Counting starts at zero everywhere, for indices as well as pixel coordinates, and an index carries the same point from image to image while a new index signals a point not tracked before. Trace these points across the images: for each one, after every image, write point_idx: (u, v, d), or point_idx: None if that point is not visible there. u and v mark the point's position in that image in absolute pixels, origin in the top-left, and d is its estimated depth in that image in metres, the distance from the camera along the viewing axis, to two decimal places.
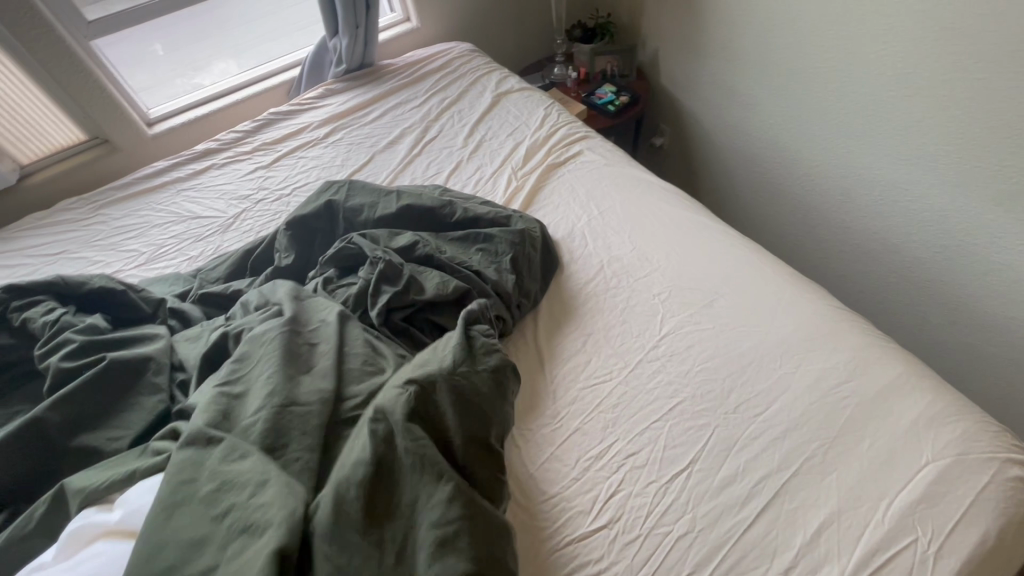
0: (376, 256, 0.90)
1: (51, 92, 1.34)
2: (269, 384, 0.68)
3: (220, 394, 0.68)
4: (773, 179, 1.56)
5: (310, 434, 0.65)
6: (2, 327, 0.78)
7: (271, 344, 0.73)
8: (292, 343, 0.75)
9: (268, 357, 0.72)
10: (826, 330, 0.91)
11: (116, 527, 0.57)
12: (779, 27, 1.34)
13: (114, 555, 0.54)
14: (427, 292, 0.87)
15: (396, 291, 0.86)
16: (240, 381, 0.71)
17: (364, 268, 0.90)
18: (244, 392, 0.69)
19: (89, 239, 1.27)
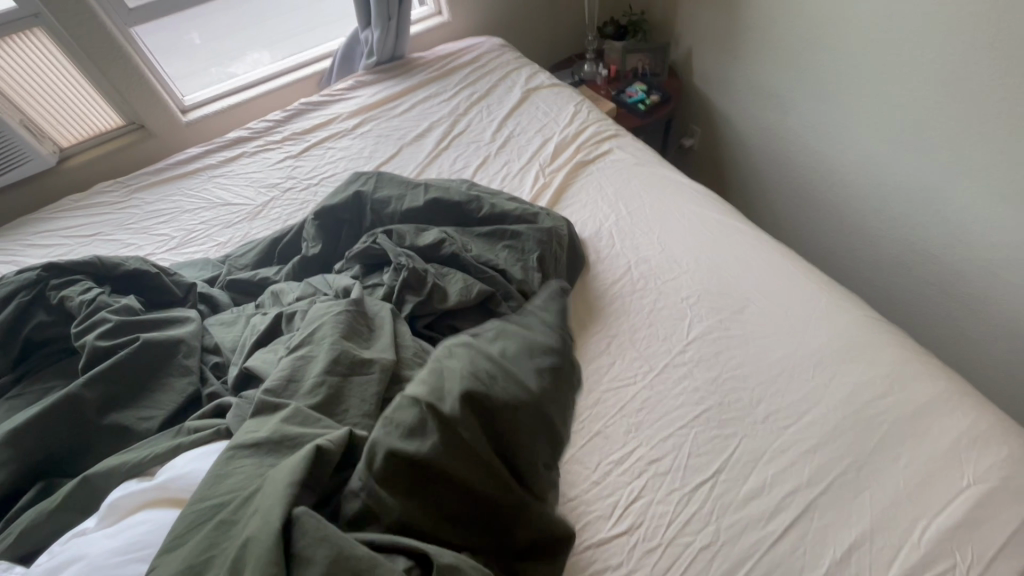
0: (400, 262, 0.88)
1: (91, 78, 1.38)
2: (335, 349, 0.69)
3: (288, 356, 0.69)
4: (809, 184, 1.51)
5: (368, 404, 0.66)
6: (39, 304, 0.79)
7: (336, 315, 0.74)
8: (356, 320, 0.76)
9: (333, 324, 0.72)
10: (863, 342, 0.88)
11: (161, 496, 0.56)
12: (820, 27, 1.30)
13: (155, 524, 0.53)
14: (449, 300, 0.85)
15: (419, 301, 0.85)
16: (305, 344, 0.71)
17: (387, 272, 0.89)
18: (309, 353, 0.70)
19: (123, 222, 1.29)
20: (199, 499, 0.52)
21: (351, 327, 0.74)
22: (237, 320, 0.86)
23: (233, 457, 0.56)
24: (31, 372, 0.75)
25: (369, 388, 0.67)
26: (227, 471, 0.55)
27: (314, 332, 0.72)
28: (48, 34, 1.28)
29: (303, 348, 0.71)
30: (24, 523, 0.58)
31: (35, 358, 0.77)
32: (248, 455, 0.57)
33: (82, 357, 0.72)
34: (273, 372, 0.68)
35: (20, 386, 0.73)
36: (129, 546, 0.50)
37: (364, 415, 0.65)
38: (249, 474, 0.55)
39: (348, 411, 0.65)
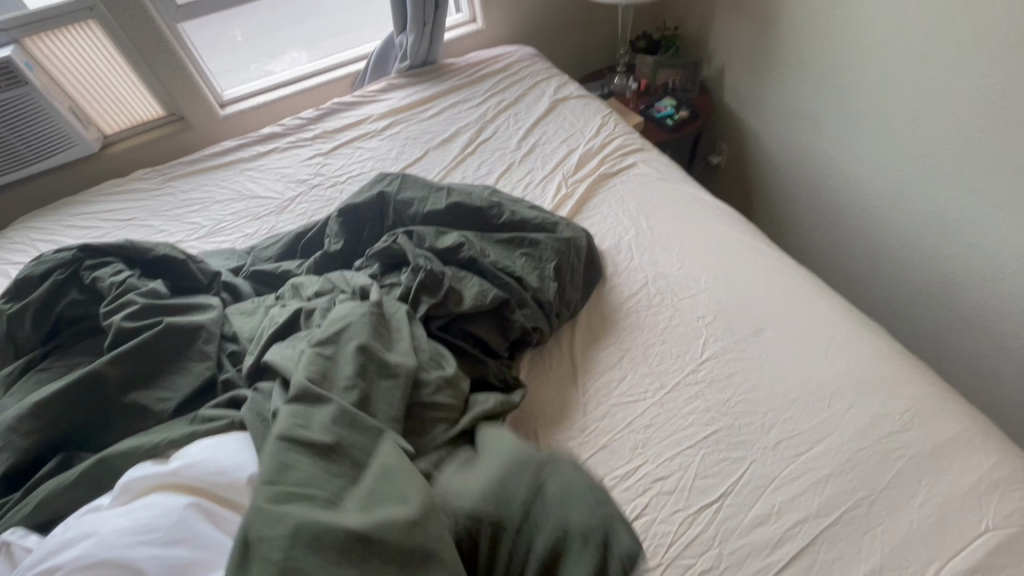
0: (417, 264, 0.89)
1: (138, 69, 1.43)
2: (365, 353, 0.71)
3: (318, 354, 0.70)
4: (839, 207, 1.48)
5: (396, 407, 0.68)
6: (73, 283, 0.82)
7: (364, 318, 0.76)
8: (378, 321, 0.77)
9: (363, 327, 0.74)
10: (884, 373, 0.85)
11: (169, 480, 0.57)
12: (859, 50, 1.27)
13: (167, 505, 0.54)
14: (464, 303, 0.86)
15: (435, 301, 0.85)
16: (333, 344, 0.72)
17: (404, 273, 0.90)
18: (336, 354, 0.71)
19: (157, 209, 1.34)
20: (264, 496, 0.52)
21: (374, 329, 0.75)
22: (257, 311, 0.88)
23: (290, 454, 0.57)
24: (61, 347, 0.78)
25: (397, 390, 0.69)
26: (287, 469, 0.55)
27: (342, 333, 0.73)
28: (100, 26, 1.34)
29: (331, 346, 0.72)
30: (43, 495, 0.60)
31: (64, 334, 0.80)
32: (308, 455, 0.57)
33: (109, 335, 0.75)
34: (302, 368, 0.67)
35: (49, 360, 0.76)
36: (136, 527, 0.52)
37: (391, 417, 0.67)
38: (313, 473, 0.56)
39: (377, 413, 0.67)
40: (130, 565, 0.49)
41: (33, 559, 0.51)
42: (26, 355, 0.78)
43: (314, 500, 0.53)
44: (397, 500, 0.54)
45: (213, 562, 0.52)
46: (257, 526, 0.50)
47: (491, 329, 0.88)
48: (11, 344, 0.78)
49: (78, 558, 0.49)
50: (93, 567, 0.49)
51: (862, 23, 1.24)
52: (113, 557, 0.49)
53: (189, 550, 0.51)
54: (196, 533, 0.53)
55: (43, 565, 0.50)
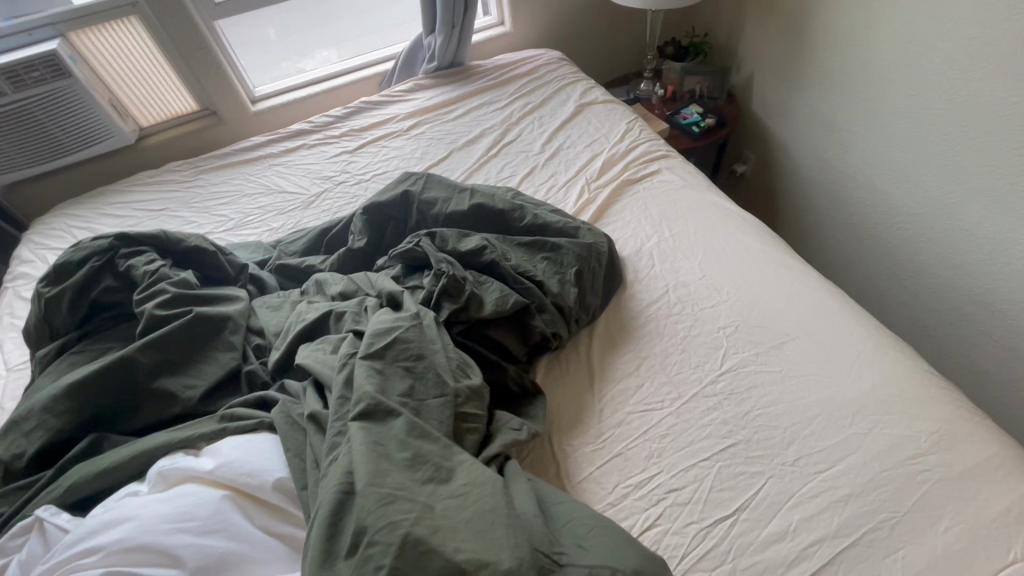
0: (440, 268, 0.89)
1: (175, 64, 1.48)
2: (412, 371, 0.72)
3: (368, 368, 0.70)
4: (868, 221, 1.45)
5: (447, 426, 0.69)
6: (108, 270, 0.85)
7: (408, 333, 0.76)
8: (425, 334, 0.77)
9: (407, 344, 0.74)
10: (909, 393, 0.83)
11: (200, 472, 0.59)
12: (894, 62, 1.25)
13: (200, 496, 0.56)
14: (485, 308, 0.86)
15: (457, 307, 0.86)
16: (379, 357, 0.72)
17: (427, 277, 0.91)
18: (382, 369, 0.71)
19: (187, 201, 1.38)
20: (364, 501, 0.56)
21: (421, 344, 0.75)
22: (284, 307, 0.90)
23: (377, 461, 0.59)
24: (94, 332, 0.81)
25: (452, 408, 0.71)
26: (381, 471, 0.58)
27: (386, 348, 0.73)
28: (141, 21, 1.39)
29: (376, 360, 0.71)
30: (76, 476, 0.63)
31: (99, 319, 0.83)
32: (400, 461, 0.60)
33: (140, 322, 0.77)
34: (358, 385, 0.68)
35: (83, 344, 0.79)
36: (177, 514, 0.54)
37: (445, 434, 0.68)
38: (402, 481, 0.58)
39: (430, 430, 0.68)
40: (171, 551, 0.51)
41: (72, 537, 0.53)
42: (62, 338, 0.81)
43: (415, 503, 0.57)
44: (490, 528, 0.56)
45: (246, 553, 0.54)
46: (362, 528, 0.54)
47: (511, 333, 0.88)
48: (48, 327, 0.81)
49: (119, 540, 0.51)
50: (136, 551, 0.51)
51: (898, 35, 1.22)
52: (155, 542, 0.51)
53: (226, 540, 0.53)
54: (232, 524, 0.55)
55: (81, 545, 0.52)
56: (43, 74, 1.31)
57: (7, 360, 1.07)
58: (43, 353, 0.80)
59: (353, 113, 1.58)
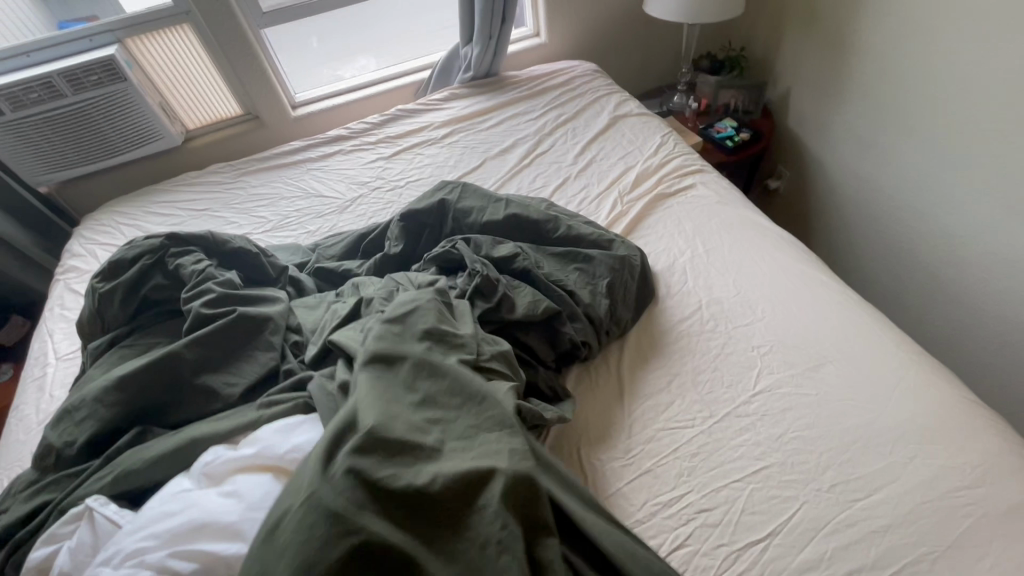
0: (475, 268, 0.91)
1: (222, 70, 1.53)
2: (432, 333, 0.75)
3: (386, 329, 0.73)
4: (909, 242, 1.41)
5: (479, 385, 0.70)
6: (159, 268, 0.88)
7: (427, 302, 0.79)
8: (444, 314, 0.80)
9: (427, 311, 0.78)
10: (953, 422, 0.81)
11: (251, 461, 0.61)
12: (940, 81, 1.22)
13: (256, 482, 0.59)
14: (517, 311, 0.87)
15: (489, 306, 0.87)
16: (399, 322, 0.76)
17: (461, 277, 0.92)
18: (404, 331, 0.74)
19: (229, 202, 1.43)
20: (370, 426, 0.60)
21: (443, 316, 0.79)
22: (319, 307, 0.92)
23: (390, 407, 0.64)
24: (142, 327, 0.84)
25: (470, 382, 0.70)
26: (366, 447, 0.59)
27: (407, 314, 0.76)
28: (193, 28, 1.45)
29: (396, 324, 0.75)
30: (124, 465, 0.65)
31: (147, 314, 0.86)
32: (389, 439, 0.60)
33: (187, 320, 0.80)
34: (371, 342, 0.71)
35: (132, 338, 0.82)
36: (238, 498, 0.57)
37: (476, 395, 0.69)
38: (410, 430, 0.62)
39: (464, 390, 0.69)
40: (237, 527, 0.54)
41: (131, 527, 0.55)
42: (112, 331, 0.84)
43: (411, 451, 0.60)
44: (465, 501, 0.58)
45: None
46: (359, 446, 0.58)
47: (542, 339, 0.89)
48: (101, 320, 0.85)
49: (183, 523, 0.53)
50: (201, 530, 0.53)
51: (944, 54, 1.19)
52: (220, 521, 0.54)
53: None
54: None
55: (143, 531, 0.53)
56: (100, 78, 1.37)
57: (57, 351, 1.13)
58: (94, 345, 0.83)
59: (389, 119, 1.61)
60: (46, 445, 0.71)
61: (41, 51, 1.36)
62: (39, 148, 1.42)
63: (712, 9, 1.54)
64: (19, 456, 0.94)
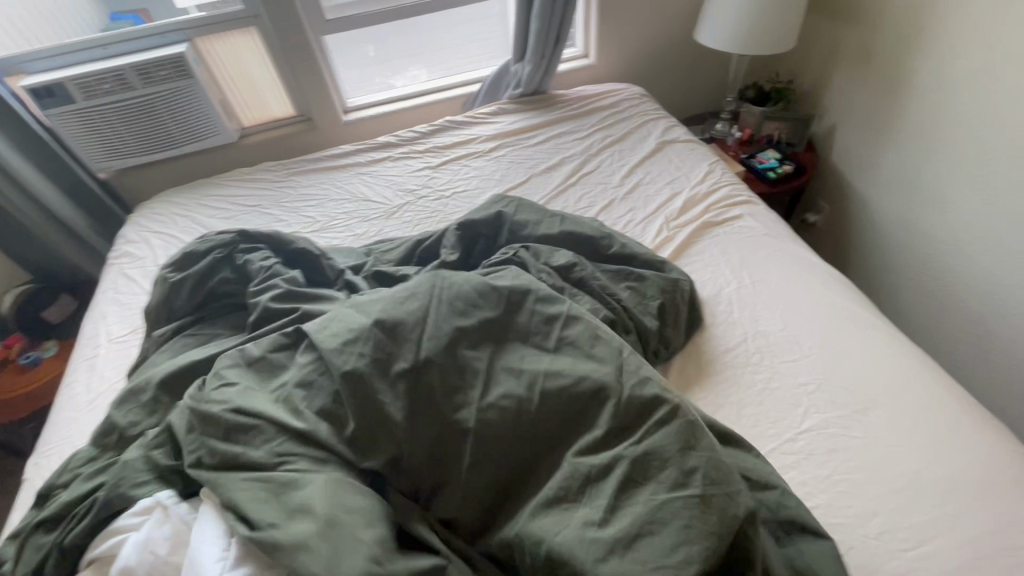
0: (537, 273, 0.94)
1: (282, 74, 1.58)
2: (633, 298, 0.96)
3: (629, 287, 0.98)
4: (954, 288, 1.39)
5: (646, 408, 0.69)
6: (228, 263, 0.92)
7: (619, 272, 1.00)
8: (639, 286, 0.98)
9: (627, 282, 0.99)
10: (1010, 479, 0.79)
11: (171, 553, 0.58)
12: (997, 130, 1.21)
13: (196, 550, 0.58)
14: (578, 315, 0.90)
15: None
16: (628, 279, 0.99)
17: None
18: (633, 286, 0.98)
19: (278, 200, 1.47)
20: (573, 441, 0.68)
21: (631, 295, 0.96)
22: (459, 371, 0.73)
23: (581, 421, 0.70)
24: (209, 317, 0.89)
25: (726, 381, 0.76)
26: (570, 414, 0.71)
27: (629, 275, 0.99)
28: (258, 31, 1.50)
29: (625, 282, 0.99)
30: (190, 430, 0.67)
31: (212, 306, 0.90)
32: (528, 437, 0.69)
33: (254, 313, 0.84)
34: (637, 293, 0.97)
35: (197, 328, 0.86)
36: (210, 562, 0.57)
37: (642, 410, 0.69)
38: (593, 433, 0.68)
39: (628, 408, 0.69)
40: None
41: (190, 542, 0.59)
42: (179, 320, 0.88)
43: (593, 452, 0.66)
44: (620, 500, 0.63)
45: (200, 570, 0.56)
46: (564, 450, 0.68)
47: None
48: (168, 308, 0.88)
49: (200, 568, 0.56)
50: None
51: (1003, 105, 1.19)
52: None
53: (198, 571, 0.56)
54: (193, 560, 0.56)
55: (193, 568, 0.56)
56: (169, 73, 1.43)
57: (110, 332, 1.16)
58: (161, 332, 0.87)
59: (436, 128, 1.64)
60: (112, 423, 0.73)
61: (117, 44, 1.43)
62: (105, 137, 1.48)
63: (766, 42, 1.55)
64: (72, 433, 0.97)
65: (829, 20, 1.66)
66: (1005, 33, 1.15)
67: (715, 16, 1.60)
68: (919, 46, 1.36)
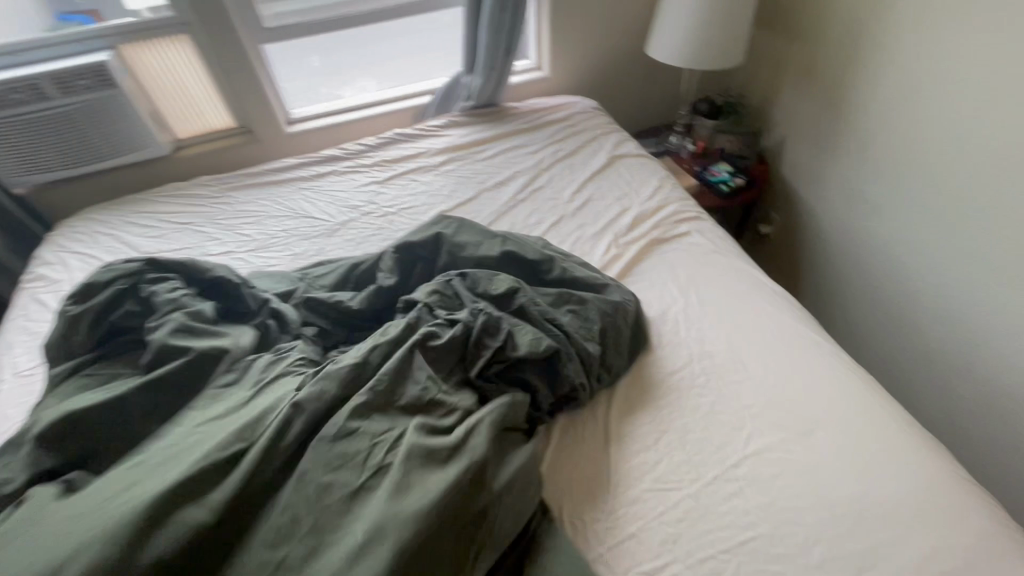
0: (478, 305, 0.89)
1: (218, 84, 1.50)
2: (575, 325, 0.91)
3: (571, 313, 0.93)
4: (895, 301, 1.42)
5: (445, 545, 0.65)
6: (134, 295, 0.86)
7: (558, 297, 0.96)
8: (581, 310, 0.94)
9: (569, 306, 0.94)
10: (945, 501, 0.79)
11: None
12: (934, 147, 1.25)
13: None
14: (520, 350, 0.84)
15: (496, 346, 0.84)
16: (573, 304, 0.95)
17: (463, 312, 0.89)
18: (575, 312, 0.93)
19: (213, 217, 1.38)
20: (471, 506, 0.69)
21: (576, 320, 0.92)
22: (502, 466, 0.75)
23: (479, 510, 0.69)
24: (110, 354, 0.83)
25: None
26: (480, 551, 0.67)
27: (571, 298, 0.95)
28: (192, 39, 1.42)
29: (567, 307, 0.94)
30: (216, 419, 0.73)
31: (114, 342, 0.84)
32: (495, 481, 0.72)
33: (147, 352, 0.79)
34: (579, 319, 0.93)
35: (96, 366, 0.81)
36: None
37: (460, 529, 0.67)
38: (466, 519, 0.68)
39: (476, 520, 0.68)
40: None
41: None
42: (76, 357, 0.82)
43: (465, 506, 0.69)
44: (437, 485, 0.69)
45: None
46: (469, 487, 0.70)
47: (540, 377, 0.87)
48: (65, 344, 0.82)
49: None
50: None
51: (939, 123, 1.22)
52: None
53: None
54: None
55: None
56: (90, 82, 1.34)
57: (15, 365, 1.06)
58: (56, 372, 0.81)
59: (385, 142, 1.59)
60: None
61: (33, 50, 1.33)
62: (19, 151, 1.37)
63: (716, 58, 1.56)
64: None
65: (776, 36, 1.68)
66: (940, 54, 1.19)
67: (666, 31, 1.61)
68: (862, 64, 1.39)
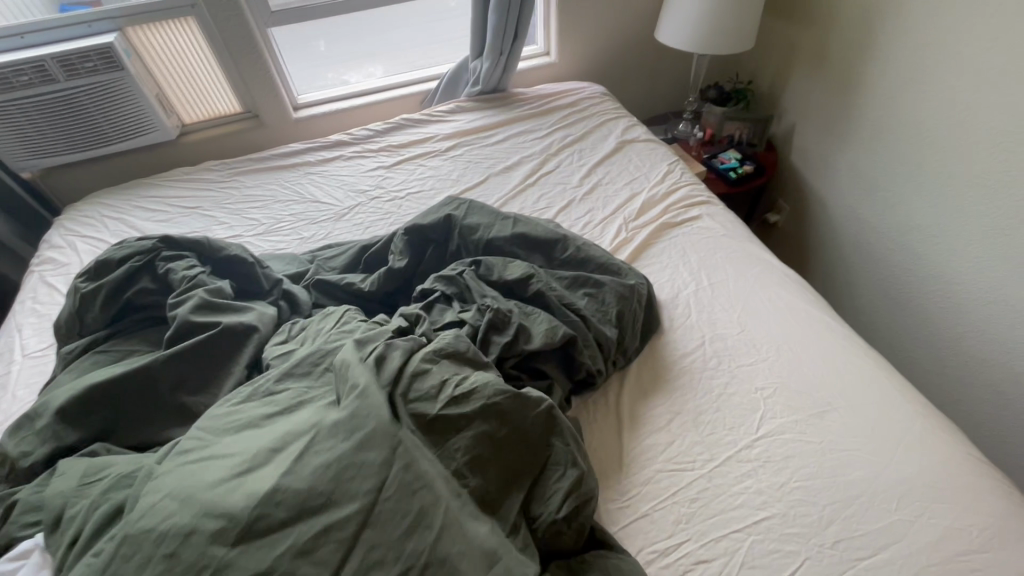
0: (485, 302, 0.87)
1: (225, 68, 1.49)
2: (592, 309, 0.92)
3: (587, 296, 0.93)
4: (906, 287, 1.41)
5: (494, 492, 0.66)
6: (148, 272, 0.86)
7: (574, 278, 0.96)
8: (597, 293, 0.94)
9: (585, 287, 0.95)
10: (960, 482, 0.78)
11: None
12: (943, 130, 1.24)
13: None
14: (534, 342, 0.83)
15: (506, 342, 0.83)
16: (588, 285, 0.95)
17: (470, 311, 0.87)
18: (591, 293, 0.94)
19: (221, 201, 1.38)
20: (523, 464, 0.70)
21: (591, 304, 0.92)
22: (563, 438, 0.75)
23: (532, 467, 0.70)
24: (125, 331, 0.83)
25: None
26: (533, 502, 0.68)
27: (586, 279, 0.96)
28: (198, 22, 1.40)
29: (581, 290, 0.95)
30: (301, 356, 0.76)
31: (128, 320, 0.84)
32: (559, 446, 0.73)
33: (171, 328, 0.79)
34: (595, 302, 0.93)
35: (110, 344, 0.80)
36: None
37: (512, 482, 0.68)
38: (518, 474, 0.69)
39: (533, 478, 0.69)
40: None
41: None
42: (92, 334, 0.83)
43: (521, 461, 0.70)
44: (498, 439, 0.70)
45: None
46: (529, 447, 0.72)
47: (557, 364, 0.87)
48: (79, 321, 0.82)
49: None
50: None
51: (950, 107, 1.21)
52: None
53: None
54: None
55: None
56: (96, 65, 1.32)
57: (24, 346, 1.06)
58: (71, 348, 0.81)
59: (391, 127, 1.58)
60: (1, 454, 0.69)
61: (38, 33, 1.31)
62: (26, 135, 1.37)
63: (727, 42, 1.54)
64: None
65: (788, 21, 1.66)
66: (951, 35, 1.17)
67: (676, 15, 1.58)
68: (872, 47, 1.37)
